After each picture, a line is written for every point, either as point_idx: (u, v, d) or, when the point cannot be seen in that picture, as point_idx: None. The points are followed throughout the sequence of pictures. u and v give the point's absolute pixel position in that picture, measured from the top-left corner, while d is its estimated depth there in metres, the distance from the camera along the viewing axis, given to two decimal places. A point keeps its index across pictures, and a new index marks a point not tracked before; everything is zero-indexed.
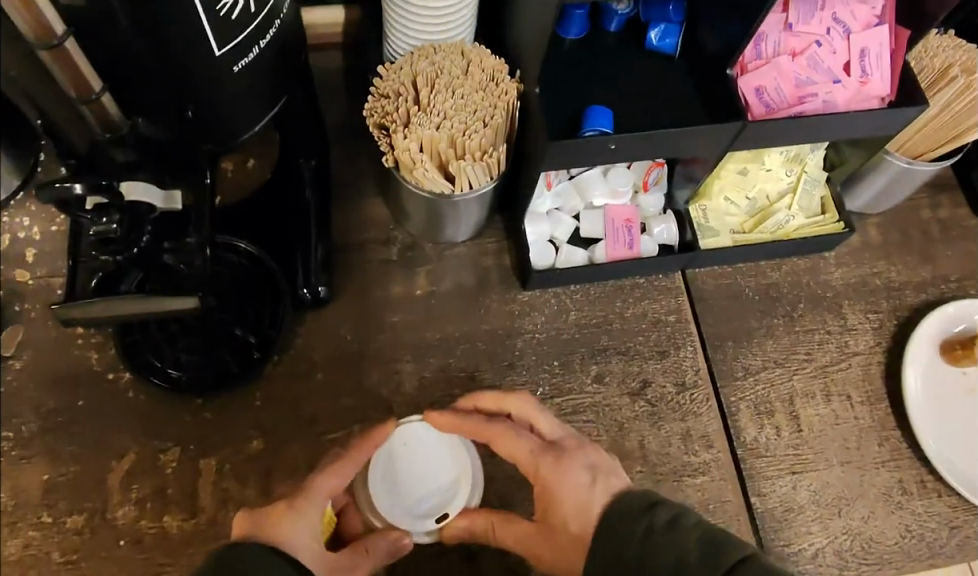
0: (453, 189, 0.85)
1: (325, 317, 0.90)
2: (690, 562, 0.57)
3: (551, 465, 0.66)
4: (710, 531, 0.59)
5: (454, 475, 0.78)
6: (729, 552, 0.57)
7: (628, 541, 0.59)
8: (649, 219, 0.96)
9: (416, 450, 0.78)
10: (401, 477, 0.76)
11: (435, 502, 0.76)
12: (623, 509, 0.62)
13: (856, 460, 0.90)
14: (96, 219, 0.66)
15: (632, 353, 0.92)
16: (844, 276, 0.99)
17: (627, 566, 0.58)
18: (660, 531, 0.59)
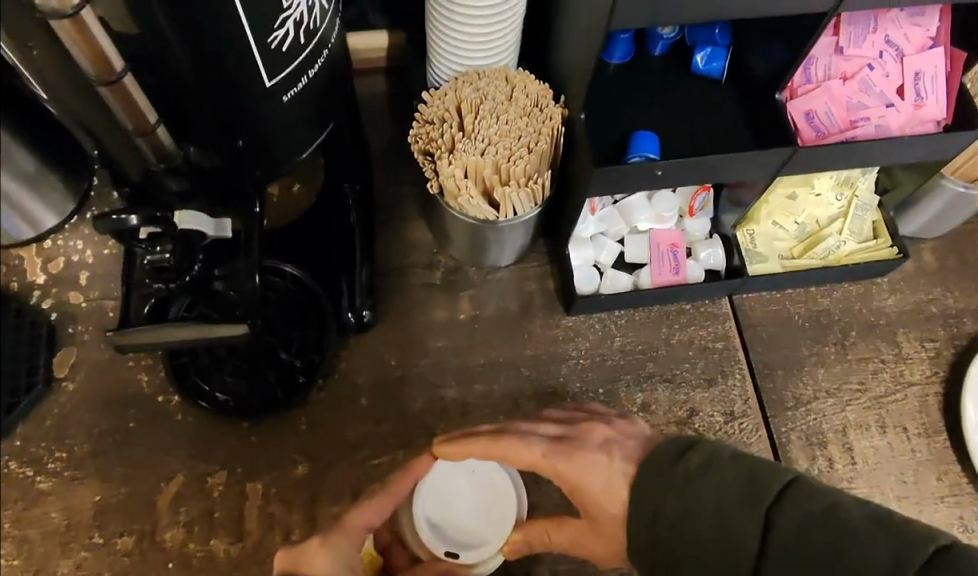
0: (498, 216, 0.85)
1: (369, 341, 0.90)
2: (732, 501, 0.55)
3: (569, 461, 0.63)
4: (745, 465, 0.58)
5: (486, 529, 0.76)
6: (768, 484, 0.56)
7: (667, 494, 0.57)
8: (695, 243, 0.95)
9: (475, 481, 0.78)
10: (448, 494, 0.77)
11: (456, 536, 0.75)
12: (655, 462, 0.60)
13: (913, 495, 0.87)
14: (150, 248, 0.67)
15: (679, 380, 0.91)
16: (898, 303, 0.96)
17: (673, 519, 0.56)
18: (694, 475, 0.57)
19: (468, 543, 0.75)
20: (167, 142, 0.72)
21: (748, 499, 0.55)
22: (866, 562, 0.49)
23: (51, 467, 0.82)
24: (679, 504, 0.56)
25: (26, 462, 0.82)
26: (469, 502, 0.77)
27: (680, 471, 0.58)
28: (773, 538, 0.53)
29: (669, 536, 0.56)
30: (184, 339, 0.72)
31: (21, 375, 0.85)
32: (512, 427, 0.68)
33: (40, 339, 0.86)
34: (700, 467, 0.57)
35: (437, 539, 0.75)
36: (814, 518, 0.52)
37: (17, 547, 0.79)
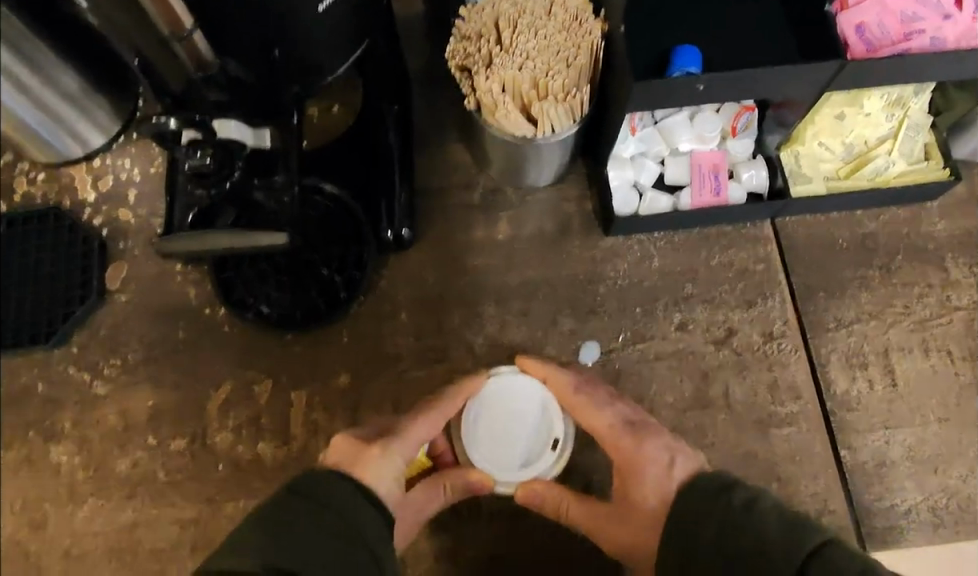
0: (535, 133, 0.84)
1: (407, 260, 0.91)
2: (769, 543, 0.57)
3: (640, 436, 0.70)
4: (789, 518, 0.59)
5: (540, 409, 0.78)
6: (809, 537, 0.57)
7: (704, 521, 0.61)
8: (737, 165, 0.94)
9: (491, 414, 0.77)
10: (498, 438, 0.76)
11: (538, 438, 0.77)
12: (701, 485, 0.65)
13: (956, 416, 0.85)
14: (191, 154, 0.68)
15: (718, 301, 0.90)
16: (948, 228, 0.94)
17: (708, 542, 0.60)
18: (737, 510, 0.61)
19: (534, 460, 0.76)
20: (204, 49, 0.71)
21: (790, 541, 0.57)
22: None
23: (106, 372, 0.86)
24: (716, 528, 0.60)
25: (84, 367, 0.86)
26: (514, 418, 0.77)
27: (725, 504, 0.62)
28: None
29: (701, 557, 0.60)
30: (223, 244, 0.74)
31: (77, 286, 0.88)
32: (595, 387, 0.76)
33: (93, 252, 0.89)
34: (742, 503, 0.61)
35: (501, 464, 0.75)
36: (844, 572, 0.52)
37: (78, 445, 0.83)
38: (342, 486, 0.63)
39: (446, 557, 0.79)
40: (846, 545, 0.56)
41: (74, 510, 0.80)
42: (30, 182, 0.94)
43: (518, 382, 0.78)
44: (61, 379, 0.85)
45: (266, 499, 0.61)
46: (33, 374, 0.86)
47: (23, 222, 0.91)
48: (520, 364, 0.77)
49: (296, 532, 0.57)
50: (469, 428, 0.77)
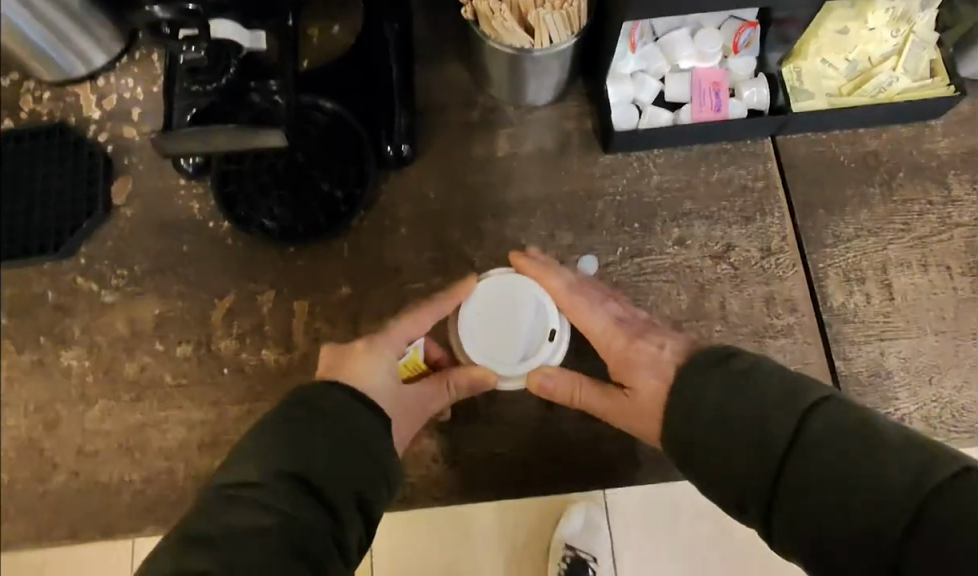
0: (532, 44, 0.83)
1: (407, 177, 0.92)
2: (771, 405, 0.57)
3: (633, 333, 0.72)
4: (789, 379, 0.58)
5: (536, 302, 0.78)
6: (807, 398, 0.56)
7: (704, 392, 0.60)
8: (738, 83, 0.93)
9: (488, 310, 0.78)
10: (496, 333, 0.77)
11: (536, 328, 0.78)
12: (698, 362, 0.64)
13: (953, 330, 0.85)
14: (185, 48, 0.70)
15: (716, 217, 0.90)
16: (952, 146, 0.93)
17: (708, 414, 0.59)
18: (736, 378, 0.60)
19: (536, 351, 0.77)
20: None
21: (787, 404, 0.56)
22: (890, 461, 0.50)
23: (114, 282, 0.88)
24: (716, 397, 0.59)
25: (92, 277, 0.88)
26: (511, 311, 0.78)
27: (725, 372, 0.61)
28: (802, 436, 0.53)
29: (701, 428, 0.59)
30: (221, 143, 0.73)
31: (83, 200, 0.90)
32: (591, 290, 0.78)
33: (98, 168, 0.91)
34: (741, 371, 0.60)
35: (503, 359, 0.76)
36: (844, 424, 0.53)
37: (87, 350, 0.85)
38: (344, 395, 0.60)
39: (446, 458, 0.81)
40: (844, 400, 0.57)
41: (85, 411, 0.83)
42: (36, 100, 0.95)
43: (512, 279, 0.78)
44: (71, 289, 0.88)
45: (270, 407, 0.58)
46: (43, 284, 0.88)
47: (30, 139, 0.93)
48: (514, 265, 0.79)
49: (305, 440, 0.55)
50: (466, 325, 0.77)
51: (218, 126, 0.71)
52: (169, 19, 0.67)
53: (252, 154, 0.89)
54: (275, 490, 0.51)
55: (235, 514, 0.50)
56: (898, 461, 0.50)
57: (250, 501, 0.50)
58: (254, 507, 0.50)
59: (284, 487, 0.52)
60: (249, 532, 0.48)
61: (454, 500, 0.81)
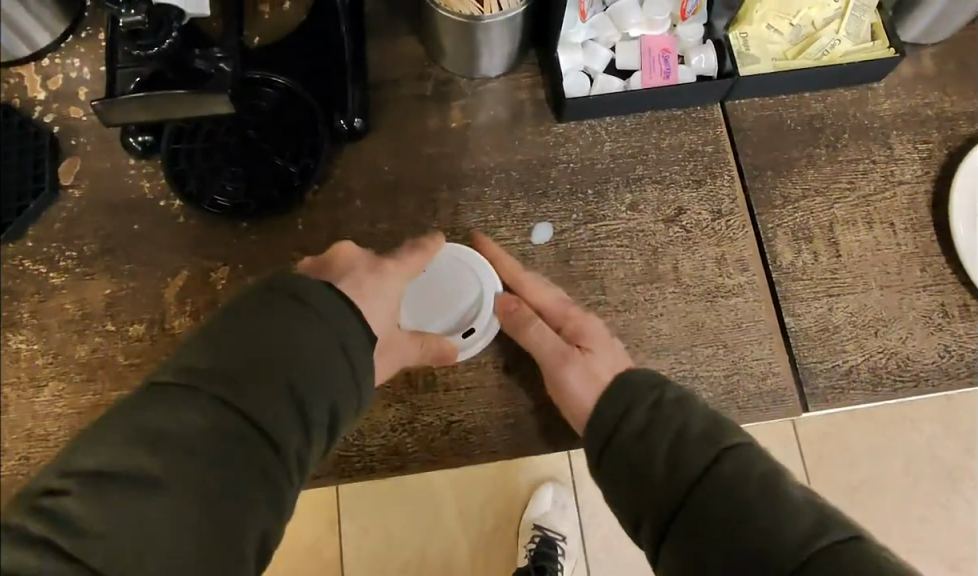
0: (481, 10, 0.83)
1: (361, 150, 0.92)
2: (692, 435, 0.58)
3: (582, 319, 0.79)
4: (715, 417, 0.60)
5: (476, 294, 0.82)
6: (726, 438, 0.57)
7: (634, 406, 0.62)
8: (687, 50, 0.94)
9: (434, 283, 0.81)
10: (431, 303, 0.81)
11: (465, 315, 0.82)
12: (633, 381, 0.64)
13: (897, 283, 0.88)
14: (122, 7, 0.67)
15: (667, 182, 0.91)
16: (894, 107, 0.95)
17: (635, 428, 0.61)
18: (668, 405, 0.61)
19: (450, 331, 0.81)
20: None
21: (710, 439, 0.57)
22: (788, 512, 0.50)
23: (63, 263, 0.86)
24: (642, 419, 0.61)
25: (40, 259, 0.86)
26: (452, 292, 0.81)
27: (656, 395, 0.62)
28: (714, 473, 0.54)
29: (626, 438, 0.60)
30: (166, 109, 0.74)
31: (28, 181, 0.88)
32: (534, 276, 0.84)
33: (44, 148, 0.89)
34: (675, 401, 0.62)
35: (420, 321, 0.80)
36: (756, 469, 0.54)
37: (37, 333, 0.84)
38: (332, 300, 0.59)
39: (405, 425, 0.81)
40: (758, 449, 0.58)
41: (35, 394, 0.82)
42: None
43: (472, 257, 0.82)
44: (17, 271, 0.86)
45: (262, 288, 0.58)
46: None
47: None
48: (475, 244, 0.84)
49: (283, 339, 0.56)
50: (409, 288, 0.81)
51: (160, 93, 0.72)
52: None
53: (202, 131, 0.88)
54: (243, 391, 0.53)
55: (196, 408, 0.52)
56: (798, 512, 0.50)
57: (231, 404, 0.53)
58: (216, 404, 0.52)
59: (261, 391, 0.54)
60: (207, 429, 0.51)
61: (413, 467, 0.80)
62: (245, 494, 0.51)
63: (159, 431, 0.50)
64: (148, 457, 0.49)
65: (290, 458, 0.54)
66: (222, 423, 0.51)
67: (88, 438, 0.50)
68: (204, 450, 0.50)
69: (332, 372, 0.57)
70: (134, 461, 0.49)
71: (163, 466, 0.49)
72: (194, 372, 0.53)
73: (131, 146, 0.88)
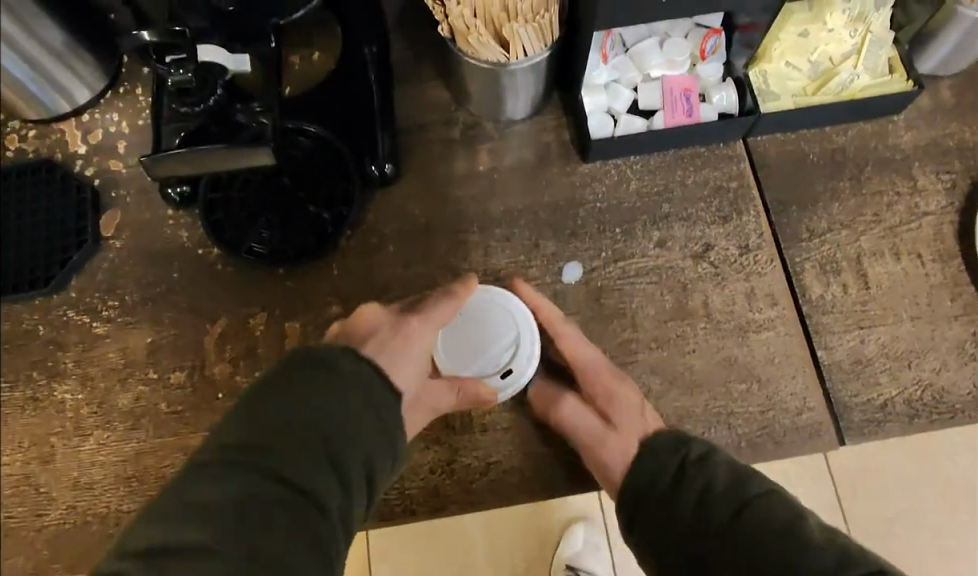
0: (508, 57, 0.86)
1: (392, 195, 0.94)
2: (716, 491, 0.62)
3: (613, 380, 0.80)
4: (737, 469, 0.65)
5: (512, 334, 0.81)
6: (748, 490, 0.62)
7: (659, 468, 0.68)
8: (708, 88, 0.96)
9: (470, 325, 0.81)
10: (466, 344, 0.80)
11: (502, 357, 0.81)
12: (655, 445, 0.70)
13: (928, 315, 0.88)
14: (173, 69, 0.71)
15: (694, 219, 0.92)
16: (915, 139, 0.97)
17: (663, 487, 0.66)
18: (692, 462, 0.66)
19: (488, 374, 0.80)
20: None
21: (733, 493, 0.61)
22: (811, 556, 0.54)
23: (106, 313, 0.88)
24: (669, 478, 0.66)
25: (83, 310, 0.89)
26: (488, 333, 0.81)
27: (681, 455, 0.68)
28: (738, 526, 0.58)
29: (653, 497, 0.66)
30: (211, 162, 0.75)
31: (72, 234, 0.90)
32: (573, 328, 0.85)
33: (86, 202, 0.92)
34: (698, 459, 0.66)
35: (457, 368, 0.79)
36: (779, 517, 0.57)
37: (81, 383, 0.86)
38: (355, 363, 0.60)
39: (443, 467, 0.82)
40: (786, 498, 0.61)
41: (81, 443, 0.84)
42: (22, 139, 0.96)
43: (501, 297, 0.82)
44: (61, 322, 0.88)
45: (285, 357, 0.60)
46: (34, 318, 0.89)
47: (15, 176, 0.93)
48: (512, 289, 0.85)
49: (317, 406, 0.57)
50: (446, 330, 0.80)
51: (203, 148, 0.74)
52: (155, 46, 0.71)
53: (238, 180, 0.90)
54: (280, 460, 0.54)
55: (236, 481, 0.52)
56: (823, 553, 0.54)
57: (271, 473, 0.53)
58: (256, 475, 0.53)
59: (298, 459, 0.55)
60: (252, 500, 0.51)
61: (452, 510, 0.81)
62: (298, 560, 0.51)
63: (207, 507, 0.51)
64: (197, 534, 0.49)
65: (334, 521, 0.55)
66: (267, 493, 0.52)
67: (135, 525, 0.51)
68: (251, 519, 0.51)
69: (364, 432, 0.58)
70: (188, 538, 0.49)
71: (215, 539, 0.49)
72: (234, 447, 0.54)
73: (169, 197, 0.90)
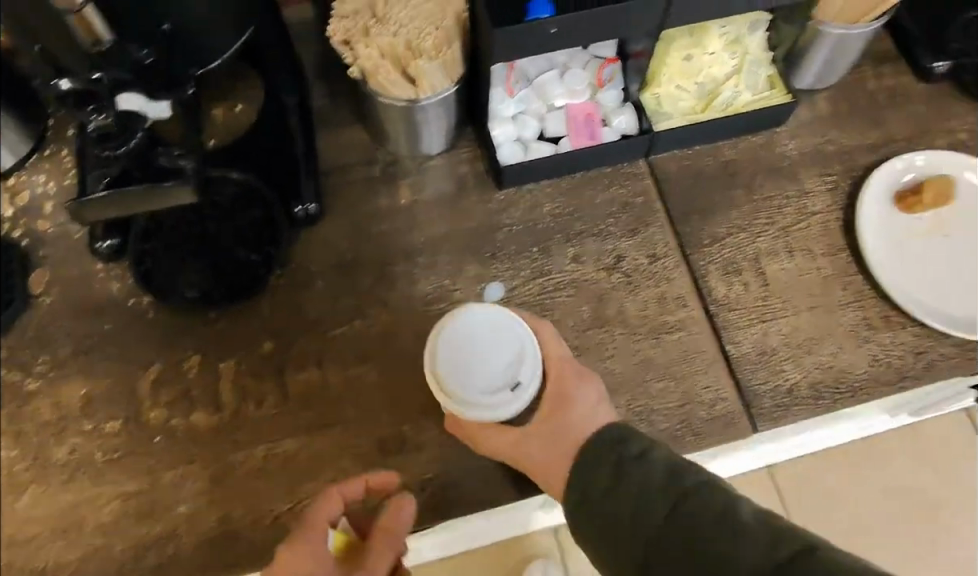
0: (416, 94, 0.92)
1: (318, 233, 0.98)
2: (654, 489, 0.65)
3: (575, 380, 0.76)
4: (673, 463, 0.68)
5: (512, 353, 0.73)
6: (684, 482, 0.65)
7: (602, 465, 0.69)
8: (609, 113, 1.04)
9: (467, 339, 0.73)
10: (461, 360, 0.72)
11: (504, 377, 0.72)
12: (600, 444, 0.71)
13: (823, 304, 0.95)
14: (94, 115, 0.74)
15: (605, 233, 0.99)
16: (798, 147, 1.06)
17: (602, 488, 0.68)
18: (629, 460, 0.68)
19: (496, 390, 0.71)
20: (98, 23, 0.74)
21: (670, 488, 0.65)
22: (739, 542, 0.57)
23: (37, 369, 0.89)
24: (611, 473, 0.68)
25: (14, 368, 0.89)
26: (486, 350, 0.72)
27: (618, 454, 0.69)
28: (677, 521, 0.61)
29: (597, 497, 0.68)
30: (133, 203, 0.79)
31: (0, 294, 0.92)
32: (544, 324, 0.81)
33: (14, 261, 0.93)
34: (637, 455, 0.69)
35: (457, 379, 0.72)
36: (713, 507, 0.61)
37: (15, 439, 0.86)
38: None
39: None
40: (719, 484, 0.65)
41: (16, 499, 0.84)
42: None
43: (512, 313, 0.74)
44: None
45: None
46: None
47: None
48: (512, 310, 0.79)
49: None
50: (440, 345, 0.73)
51: (129, 186, 0.77)
52: (73, 94, 0.73)
53: (167, 229, 0.93)
54: None
55: None
56: (749, 535, 0.57)
57: None
58: None
59: None
60: None
61: None
62: None
63: None
64: None
65: None
66: None
67: None
68: None
69: None
70: None
71: None
72: None
73: (99, 251, 0.93)
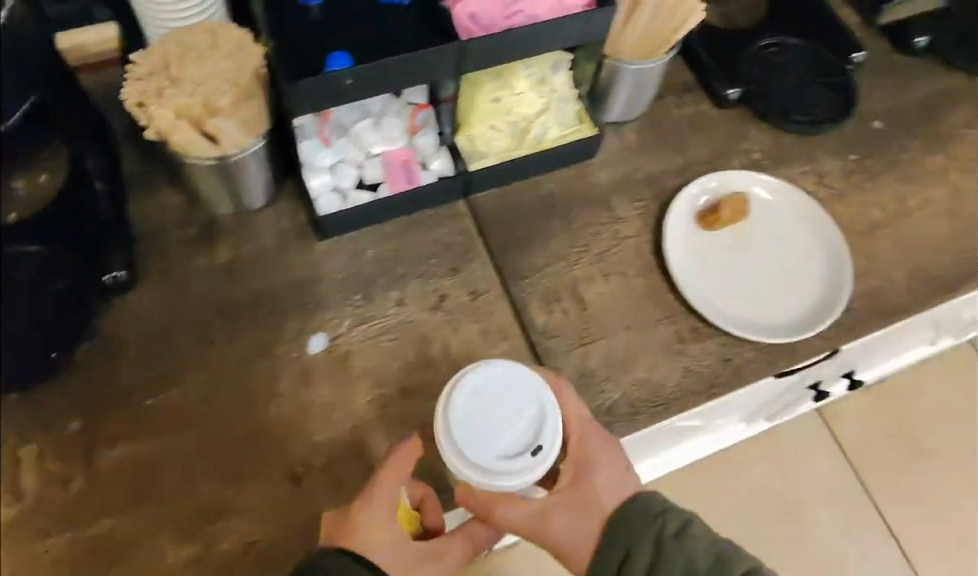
0: (223, 152, 0.91)
1: (131, 300, 0.95)
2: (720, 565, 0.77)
3: (596, 443, 0.82)
4: (715, 546, 0.79)
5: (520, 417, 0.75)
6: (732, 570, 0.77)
7: (635, 548, 0.78)
8: (426, 157, 1.04)
9: (480, 403, 0.74)
10: (470, 430, 0.73)
11: (516, 443, 0.74)
12: (645, 507, 0.80)
13: (638, 323, 1.00)
14: None
15: (427, 274, 1.01)
16: (609, 176, 1.12)
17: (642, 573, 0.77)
18: (672, 540, 0.78)
19: (511, 456, 0.73)
20: None
21: None
22: None
23: None
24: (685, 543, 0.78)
25: None
26: (492, 417, 0.74)
27: (662, 530, 0.78)
28: None
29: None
30: None
31: None
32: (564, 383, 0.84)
33: None
34: (680, 531, 0.78)
35: (476, 449, 0.73)
36: None
37: None
38: None
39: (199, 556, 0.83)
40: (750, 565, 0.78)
41: None
42: None
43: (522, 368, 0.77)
44: None
45: None
46: None
47: None
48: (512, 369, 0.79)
49: None
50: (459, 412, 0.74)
51: None
52: None
53: None
54: None
55: None
56: None
57: None
58: None
59: None
60: None
61: None
62: None
63: None
64: None
65: None
66: None
67: None
68: None
69: None
70: None
71: None
72: None
73: None
